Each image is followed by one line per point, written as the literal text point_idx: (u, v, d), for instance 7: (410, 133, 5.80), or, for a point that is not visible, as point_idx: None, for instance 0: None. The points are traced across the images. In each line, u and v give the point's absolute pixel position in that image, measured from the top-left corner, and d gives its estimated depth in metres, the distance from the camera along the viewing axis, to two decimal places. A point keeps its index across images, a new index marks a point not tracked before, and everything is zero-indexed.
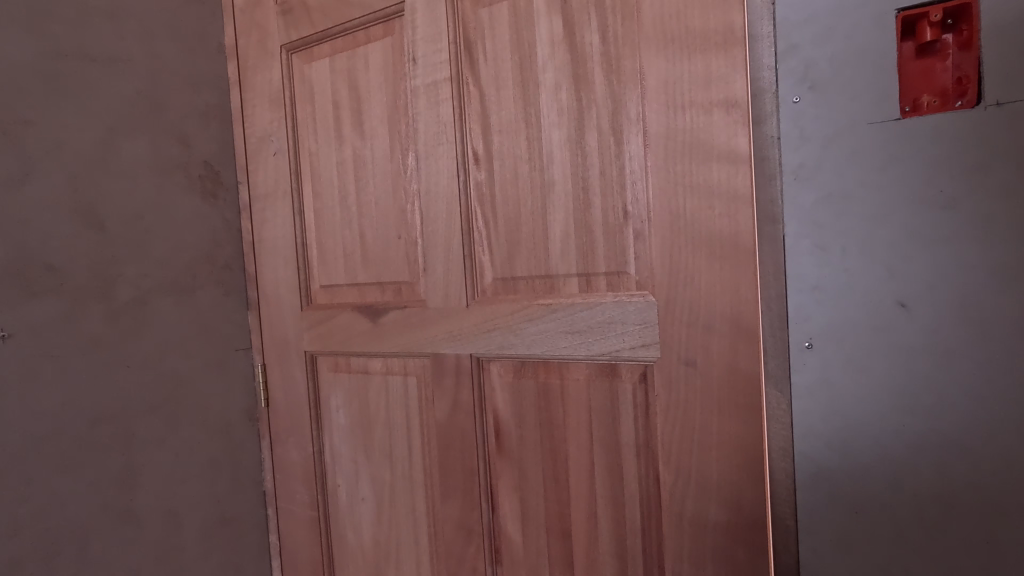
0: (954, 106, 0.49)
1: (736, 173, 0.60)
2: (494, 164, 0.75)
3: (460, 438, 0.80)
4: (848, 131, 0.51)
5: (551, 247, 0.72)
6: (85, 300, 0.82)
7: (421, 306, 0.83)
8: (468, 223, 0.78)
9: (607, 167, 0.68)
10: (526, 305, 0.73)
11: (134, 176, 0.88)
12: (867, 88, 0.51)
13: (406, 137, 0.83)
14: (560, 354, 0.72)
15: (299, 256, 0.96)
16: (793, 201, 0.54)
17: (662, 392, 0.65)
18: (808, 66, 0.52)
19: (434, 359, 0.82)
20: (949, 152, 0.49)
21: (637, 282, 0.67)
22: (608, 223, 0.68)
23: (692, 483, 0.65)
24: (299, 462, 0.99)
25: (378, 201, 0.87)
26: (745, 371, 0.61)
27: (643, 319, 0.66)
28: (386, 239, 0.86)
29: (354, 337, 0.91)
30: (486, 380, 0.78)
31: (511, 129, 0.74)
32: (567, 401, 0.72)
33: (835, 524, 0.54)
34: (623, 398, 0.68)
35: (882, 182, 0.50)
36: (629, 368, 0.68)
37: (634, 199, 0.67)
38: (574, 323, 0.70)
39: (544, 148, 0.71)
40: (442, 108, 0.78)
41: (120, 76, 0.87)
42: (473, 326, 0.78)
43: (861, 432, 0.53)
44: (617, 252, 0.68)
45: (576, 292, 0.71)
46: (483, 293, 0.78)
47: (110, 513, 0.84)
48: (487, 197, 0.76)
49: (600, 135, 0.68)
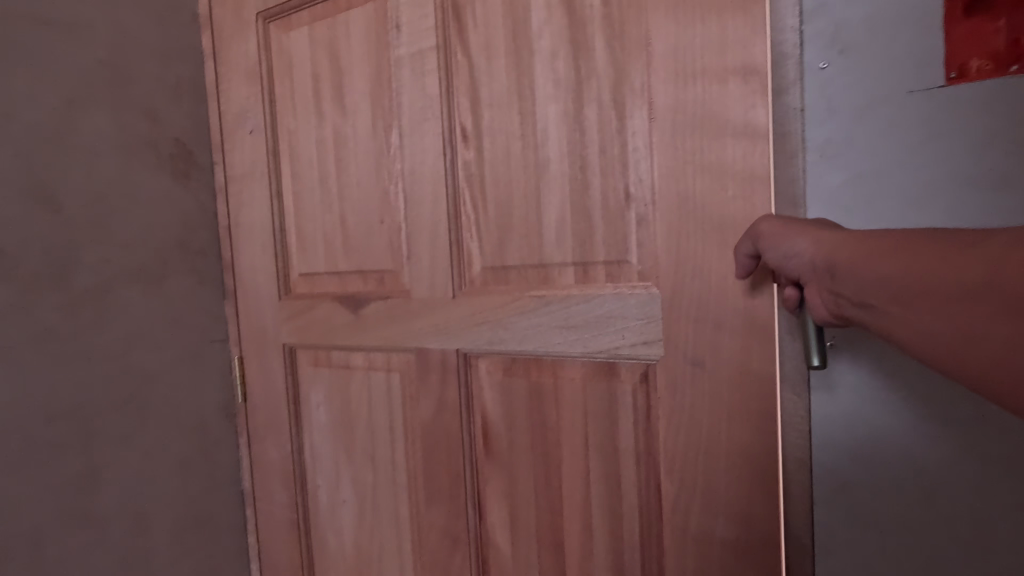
0: (1007, 72, 0.45)
1: (752, 147, 0.53)
2: (483, 142, 0.69)
3: (446, 440, 0.74)
4: (882, 103, 0.48)
5: (545, 233, 0.66)
6: (40, 287, 0.76)
7: (406, 298, 0.76)
8: (455, 207, 0.71)
9: (607, 145, 0.61)
10: (517, 297, 0.67)
11: (95, 153, 0.81)
12: (907, 51, 0.47)
13: (389, 112, 0.76)
14: (553, 351, 0.65)
15: (278, 242, 0.90)
16: (819, 181, 0.51)
17: (666, 395, 0.59)
18: (838, 28, 0.49)
19: (419, 354, 0.76)
20: (998, 125, 0.45)
21: (640, 272, 0.61)
22: (608, 208, 0.62)
23: (697, 496, 0.59)
24: (277, 461, 0.93)
25: (359, 183, 0.80)
26: (759, 374, 0.55)
27: (645, 313, 0.60)
28: (368, 224, 0.80)
29: (334, 330, 0.85)
30: (474, 378, 0.72)
31: (502, 104, 0.67)
32: (561, 402, 0.66)
33: (854, 527, 0.52)
34: (623, 401, 0.62)
35: (921, 161, 0.47)
36: (629, 369, 0.61)
37: (638, 179, 0.60)
38: (569, 317, 0.64)
39: (540, 124, 0.65)
40: (428, 80, 0.71)
41: (79, 44, 0.80)
42: (460, 318, 0.72)
43: (883, 445, 0.51)
44: (619, 239, 0.61)
45: (572, 283, 0.65)
46: (473, 282, 0.71)
47: (68, 514, 0.78)
48: (477, 178, 0.70)
49: (601, 109, 0.61)
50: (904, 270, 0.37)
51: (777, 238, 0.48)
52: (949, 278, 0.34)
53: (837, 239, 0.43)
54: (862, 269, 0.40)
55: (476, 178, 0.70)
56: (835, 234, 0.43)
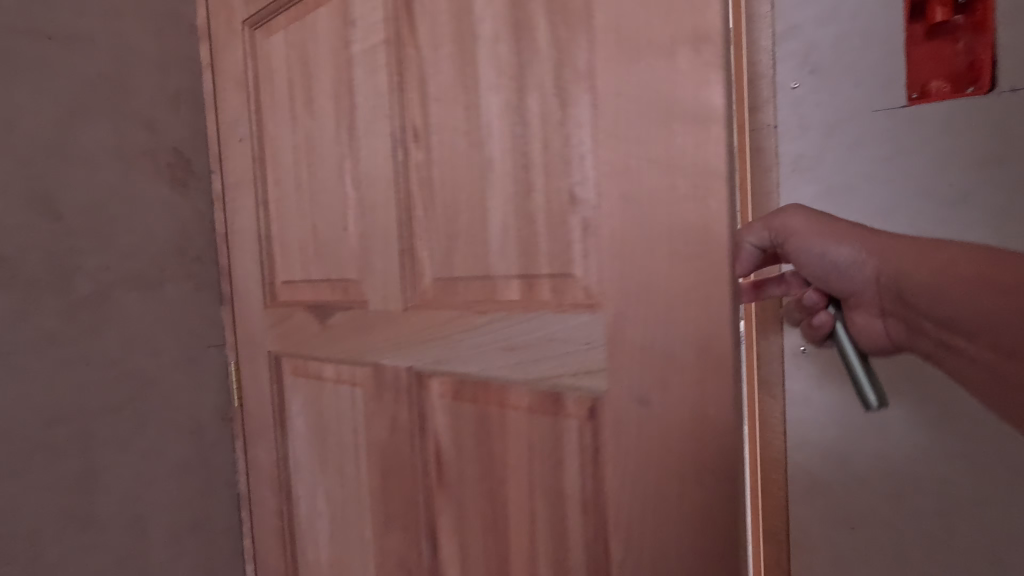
0: (966, 91, 0.55)
1: (705, 149, 0.45)
2: (432, 140, 0.66)
3: (403, 463, 0.73)
4: (848, 122, 0.60)
5: (490, 242, 0.62)
6: (38, 294, 0.77)
7: (370, 308, 0.75)
8: (409, 209, 0.69)
9: (550, 139, 0.56)
10: (462, 314, 0.64)
11: (94, 161, 0.83)
12: (870, 73, 0.58)
13: (348, 113, 0.75)
14: (496, 374, 0.62)
15: (262, 248, 0.90)
16: (794, 191, 0.63)
17: (611, 437, 0.53)
18: (809, 50, 0.60)
19: (376, 369, 0.75)
20: (956, 141, 0.56)
21: (586, 290, 0.54)
22: (551, 211, 0.56)
23: (648, 559, 0.51)
24: (267, 465, 0.93)
25: (327, 190, 0.80)
26: (717, 423, 0.47)
27: (588, 339, 0.54)
28: (335, 230, 0.79)
29: (310, 339, 0.84)
30: (427, 398, 0.69)
31: (449, 96, 0.63)
32: (512, 417, 0.61)
33: (820, 511, 0.64)
34: (568, 438, 0.57)
35: (887, 174, 0.58)
36: (576, 402, 0.56)
37: (580, 179, 0.54)
38: (510, 337, 0.60)
39: (484, 119, 0.61)
40: (378, 77, 0.70)
41: (81, 56, 0.82)
42: (413, 333, 0.70)
43: (846, 442, 0.63)
44: (564, 250, 0.56)
45: (516, 298, 0.60)
46: (433, 290, 0.68)
47: (66, 517, 0.80)
48: (426, 177, 0.67)
49: (542, 97, 0.56)
50: (964, 278, 0.45)
51: (823, 239, 0.51)
52: (1002, 288, 0.43)
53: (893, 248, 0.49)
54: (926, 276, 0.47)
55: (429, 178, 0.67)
56: (877, 240, 0.50)
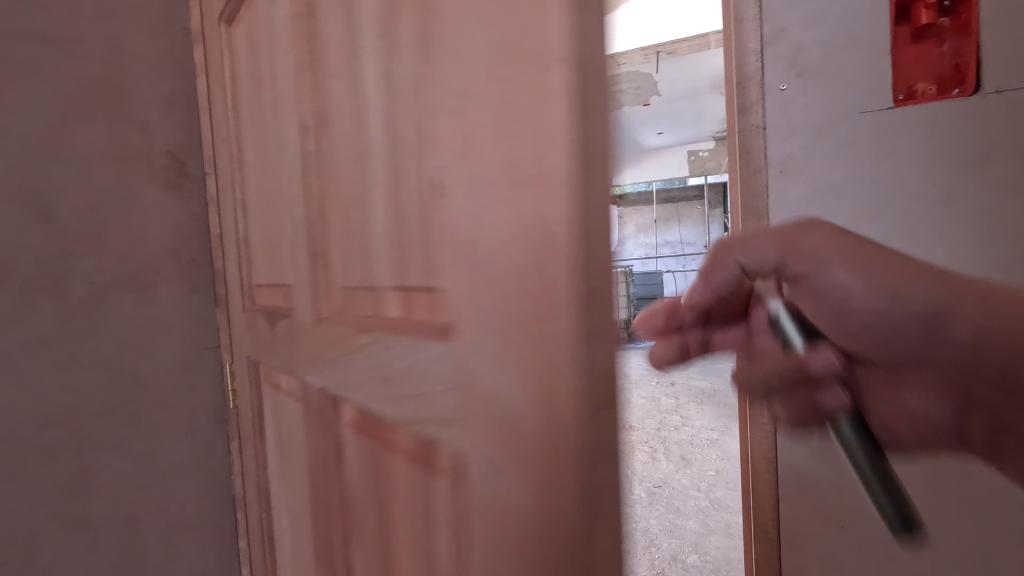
0: (951, 94, 0.56)
1: (544, 101, 0.28)
2: (333, 117, 0.45)
3: (328, 508, 0.55)
4: (834, 123, 0.61)
5: (374, 232, 0.41)
6: (31, 296, 0.77)
7: (295, 315, 0.59)
8: (322, 207, 0.48)
9: (414, 98, 0.35)
10: (355, 329, 0.45)
11: (85, 165, 0.82)
12: (854, 76, 0.59)
13: (273, 84, 0.59)
14: (379, 412, 0.42)
15: (242, 251, 0.84)
16: (782, 194, 0.64)
17: (479, 532, 0.32)
18: (796, 52, 0.61)
19: (304, 389, 0.58)
20: (942, 142, 0.56)
21: (444, 307, 0.34)
22: (423, 199, 0.35)
23: None
24: (254, 469, 0.89)
25: (268, 177, 0.64)
26: (562, 520, 0.29)
27: (450, 379, 0.33)
28: (275, 223, 0.64)
29: (264, 345, 0.73)
30: (339, 431, 0.50)
31: (344, 47, 0.43)
32: (394, 486, 0.41)
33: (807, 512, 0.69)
34: (437, 515, 0.36)
35: (875, 176, 0.59)
36: (448, 465, 0.34)
37: (439, 153, 0.33)
38: (383, 364, 0.41)
39: (365, 85, 0.40)
40: (288, 40, 0.52)
41: (78, 58, 0.81)
42: (326, 347, 0.51)
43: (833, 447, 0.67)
44: (423, 251, 0.36)
45: (399, 312, 0.39)
46: (335, 299, 0.49)
47: (58, 519, 0.80)
48: (322, 162, 0.47)
49: (414, 27, 0.34)
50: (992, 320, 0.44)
51: (839, 274, 0.47)
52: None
53: (915, 282, 0.46)
54: (953, 316, 0.45)
55: (324, 163, 0.47)
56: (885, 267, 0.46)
